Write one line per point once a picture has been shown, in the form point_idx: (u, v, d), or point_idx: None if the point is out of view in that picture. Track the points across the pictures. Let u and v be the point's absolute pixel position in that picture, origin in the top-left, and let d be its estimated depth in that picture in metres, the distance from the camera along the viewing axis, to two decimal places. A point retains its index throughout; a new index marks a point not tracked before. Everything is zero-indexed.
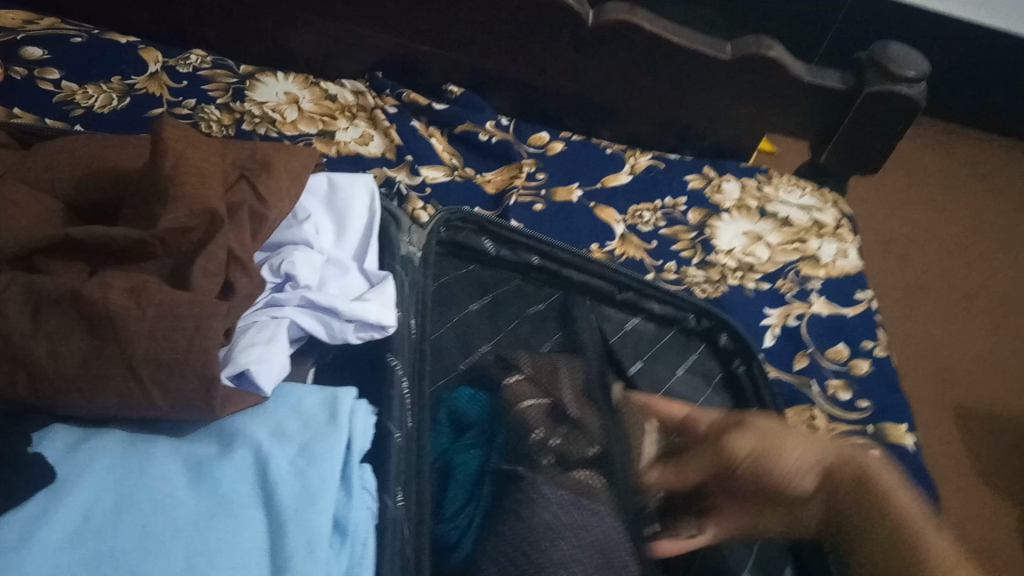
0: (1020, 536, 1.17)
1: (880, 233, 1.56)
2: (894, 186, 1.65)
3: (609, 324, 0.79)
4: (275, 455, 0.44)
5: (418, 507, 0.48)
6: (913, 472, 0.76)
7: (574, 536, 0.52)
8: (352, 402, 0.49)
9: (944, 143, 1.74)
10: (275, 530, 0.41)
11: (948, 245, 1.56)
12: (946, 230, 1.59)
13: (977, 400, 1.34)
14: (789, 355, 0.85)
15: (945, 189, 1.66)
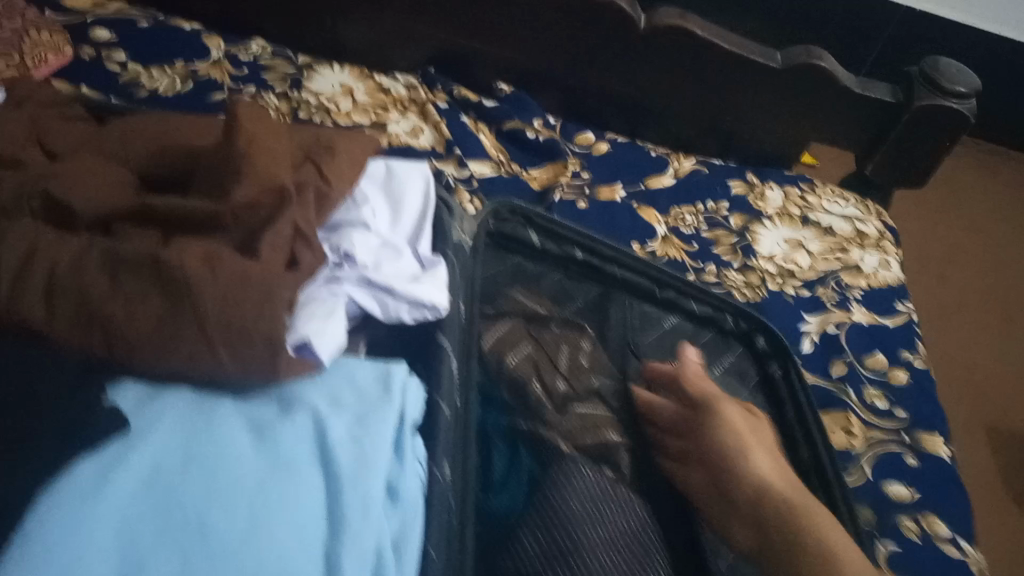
0: None
1: (922, 249, 1.55)
2: (938, 203, 1.63)
3: (648, 321, 0.81)
4: (334, 420, 0.47)
5: (463, 480, 0.51)
6: (945, 483, 0.77)
7: (609, 518, 0.55)
8: (404, 377, 0.51)
9: (992, 164, 1.72)
10: (333, 489, 0.44)
11: (992, 266, 1.55)
12: (991, 251, 1.57)
13: (1012, 423, 1.33)
14: (826, 361, 0.86)
15: (991, 209, 1.64)
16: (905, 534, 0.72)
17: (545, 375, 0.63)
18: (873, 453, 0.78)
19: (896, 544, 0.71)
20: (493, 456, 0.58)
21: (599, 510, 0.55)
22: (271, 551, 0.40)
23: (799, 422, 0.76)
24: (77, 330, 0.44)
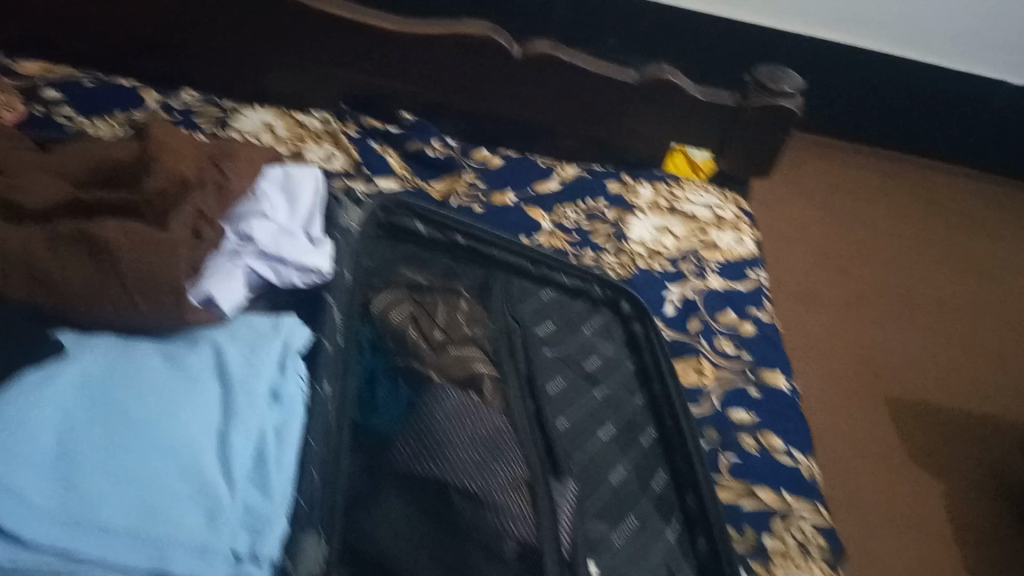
0: (946, 506, 1.37)
1: (821, 248, 1.78)
2: (839, 208, 1.88)
3: (528, 294, 0.95)
4: (230, 348, 0.59)
5: (343, 396, 0.64)
6: (783, 406, 0.94)
7: (470, 425, 0.68)
8: (291, 324, 0.64)
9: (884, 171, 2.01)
10: (228, 391, 0.56)
11: (886, 259, 1.80)
12: (886, 246, 1.84)
13: (905, 391, 1.55)
14: (684, 319, 1.02)
15: (885, 210, 1.92)
16: (744, 448, 0.87)
17: (424, 326, 0.77)
18: (719, 387, 0.94)
19: (735, 455, 0.87)
20: (376, 389, 0.71)
21: (461, 420, 0.68)
22: (177, 428, 0.51)
23: (654, 364, 0.92)
24: (26, 288, 0.57)
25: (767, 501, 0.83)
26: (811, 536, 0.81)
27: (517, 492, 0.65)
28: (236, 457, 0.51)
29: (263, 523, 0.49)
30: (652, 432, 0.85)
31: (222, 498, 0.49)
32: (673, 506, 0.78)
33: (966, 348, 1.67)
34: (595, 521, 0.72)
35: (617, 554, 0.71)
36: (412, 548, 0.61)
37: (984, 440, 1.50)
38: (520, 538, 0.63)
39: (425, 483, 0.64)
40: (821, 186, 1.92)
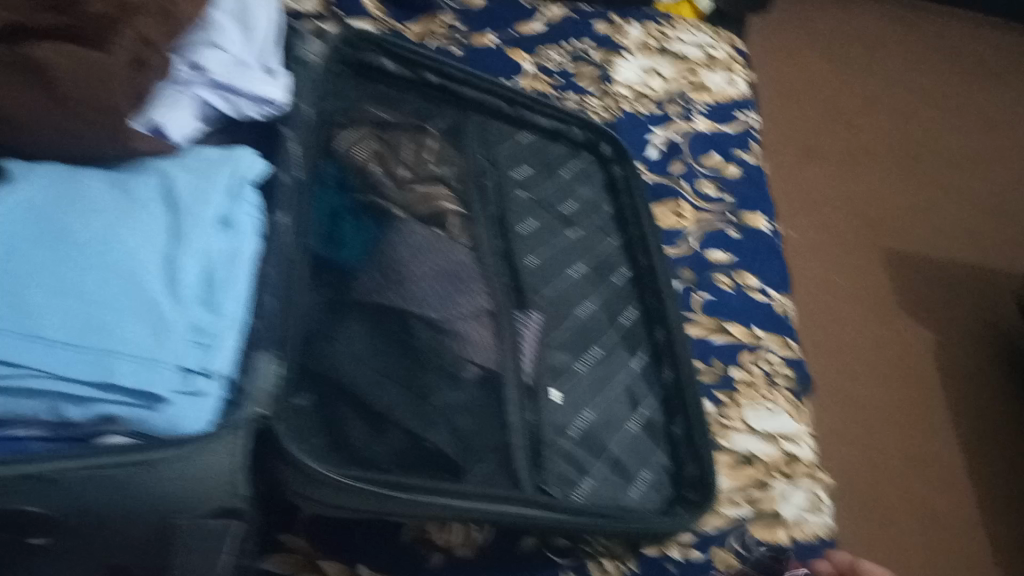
0: (935, 354, 1.38)
1: (830, 99, 1.73)
2: (850, 61, 1.83)
3: (504, 136, 0.91)
4: (178, 175, 0.58)
5: (301, 226, 0.65)
6: (763, 247, 0.93)
7: (433, 259, 0.68)
8: (246, 159, 0.62)
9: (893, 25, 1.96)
10: (174, 215, 0.55)
11: (896, 111, 1.75)
12: (897, 99, 1.78)
13: (905, 245, 1.53)
14: (666, 162, 1.00)
15: (896, 63, 1.86)
16: (718, 286, 0.88)
17: (388, 163, 0.75)
18: (699, 229, 0.93)
19: (709, 293, 0.87)
20: (342, 225, 0.69)
21: (425, 253, 0.68)
22: (123, 250, 0.51)
23: (630, 207, 0.91)
24: None
25: (737, 336, 0.84)
26: (778, 368, 0.82)
27: (477, 323, 0.67)
28: (183, 278, 0.52)
29: (212, 341, 0.51)
30: (626, 271, 0.85)
31: (167, 314, 0.50)
32: (642, 339, 0.80)
33: (971, 199, 1.63)
34: (559, 352, 0.73)
35: (580, 382, 0.72)
36: (373, 373, 0.61)
37: (980, 291, 1.49)
38: (481, 364, 0.65)
39: (387, 313, 0.64)
40: (830, 37, 1.86)
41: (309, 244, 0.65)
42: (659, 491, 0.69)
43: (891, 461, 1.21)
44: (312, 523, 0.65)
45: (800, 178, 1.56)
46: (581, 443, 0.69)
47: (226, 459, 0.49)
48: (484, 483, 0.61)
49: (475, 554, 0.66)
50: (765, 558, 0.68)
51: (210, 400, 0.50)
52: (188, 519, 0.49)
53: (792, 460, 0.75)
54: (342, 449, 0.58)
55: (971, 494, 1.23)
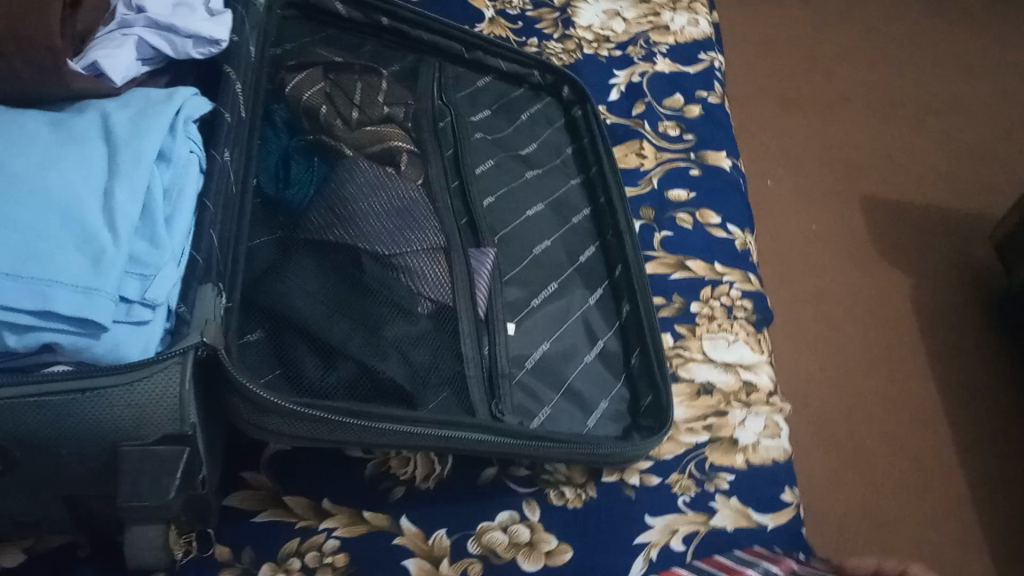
0: (910, 297, 1.38)
1: (807, 50, 1.72)
2: (828, 11, 1.83)
3: (463, 80, 0.91)
4: (116, 112, 0.56)
5: (244, 164, 0.65)
6: (725, 184, 0.93)
7: (383, 196, 0.68)
8: (187, 97, 0.61)
9: None
10: (112, 149, 0.54)
11: (873, 59, 1.75)
12: (875, 47, 1.77)
13: (881, 190, 1.53)
14: (628, 105, 0.99)
15: (874, 12, 1.85)
16: (679, 224, 0.88)
17: (340, 104, 0.75)
18: (660, 168, 0.93)
19: (670, 231, 0.87)
20: (291, 164, 0.69)
21: (376, 189, 0.68)
22: (57, 181, 0.50)
23: (591, 147, 0.90)
24: None
25: (697, 271, 0.84)
26: (738, 300, 0.82)
27: (429, 258, 0.67)
28: (121, 212, 0.51)
29: (152, 271, 0.51)
30: (586, 211, 0.85)
31: (105, 246, 0.49)
32: (601, 276, 0.80)
33: (948, 143, 1.63)
34: (513, 288, 0.74)
35: (536, 315, 0.73)
36: (324, 307, 0.61)
37: (958, 232, 1.49)
38: (434, 299, 0.66)
39: (337, 250, 0.64)
40: None
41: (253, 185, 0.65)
42: (616, 420, 0.70)
43: (862, 400, 1.22)
44: (274, 460, 0.66)
45: (774, 128, 1.56)
46: (539, 372, 0.70)
47: (171, 384, 0.49)
48: (439, 411, 0.61)
49: (435, 486, 0.67)
50: (721, 481, 0.70)
51: (154, 330, 0.51)
52: (136, 445, 0.50)
53: (750, 389, 0.76)
54: (296, 381, 0.58)
55: (948, 431, 1.23)
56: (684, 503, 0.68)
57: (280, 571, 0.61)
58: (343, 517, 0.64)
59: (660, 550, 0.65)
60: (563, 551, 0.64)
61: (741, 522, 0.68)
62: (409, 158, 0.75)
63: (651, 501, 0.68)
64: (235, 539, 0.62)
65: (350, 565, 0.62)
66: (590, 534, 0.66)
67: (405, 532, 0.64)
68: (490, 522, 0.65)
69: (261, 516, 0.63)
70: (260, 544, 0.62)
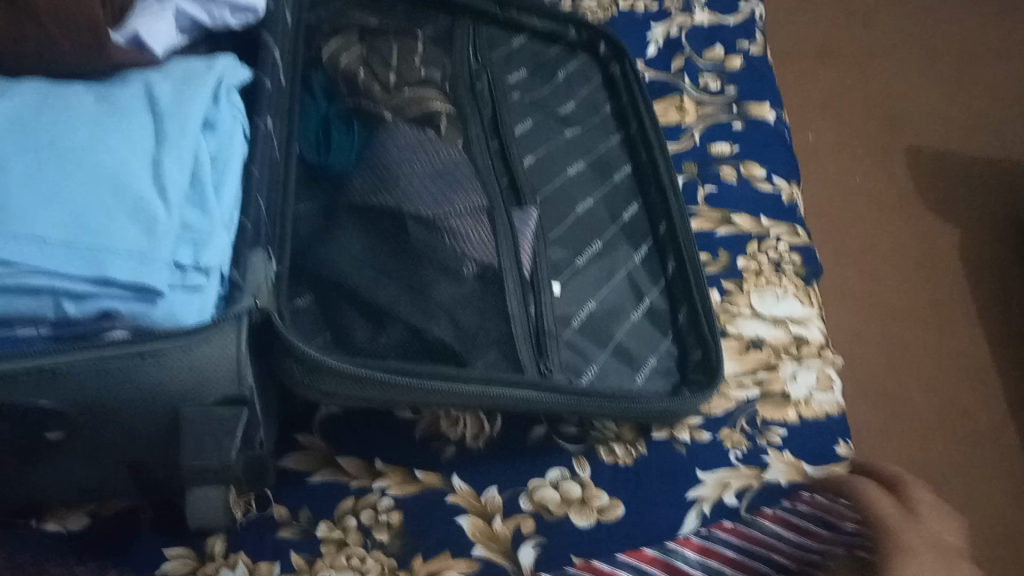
0: (959, 251, 1.34)
1: None
2: None
3: (498, 41, 0.89)
4: (159, 83, 0.57)
5: (286, 129, 0.66)
6: (770, 136, 0.91)
7: (424, 158, 0.68)
8: (228, 68, 0.61)
9: None
10: (157, 119, 0.54)
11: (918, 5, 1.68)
12: None
13: (928, 142, 1.48)
14: (666, 59, 0.97)
15: None
16: (723, 178, 0.86)
17: (378, 68, 0.74)
18: (702, 124, 0.91)
19: (713, 187, 0.85)
20: (330, 129, 0.69)
21: (416, 152, 0.68)
22: (107, 153, 0.51)
23: (630, 104, 0.88)
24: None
25: (744, 227, 0.82)
26: (787, 255, 0.80)
27: (473, 219, 0.67)
28: (170, 180, 0.52)
29: (204, 238, 0.51)
30: (627, 169, 0.84)
31: (157, 214, 0.50)
32: (645, 233, 0.79)
33: (998, 90, 1.57)
34: (556, 248, 0.73)
35: (581, 274, 0.73)
36: (370, 271, 0.62)
37: (1009, 183, 1.44)
38: (479, 260, 0.65)
39: (381, 214, 0.64)
40: None
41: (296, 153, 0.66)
42: (664, 377, 0.70)
43: (912, 357, 1.19)
44: (327, 423, 0.67)
45: (816, 81, 1.51)
46: (586, 330, 0.70)
47: (229, 347, 0.50)
48: (488, 370, 0.61)
49: (486, 446, 0.67)
50: (772, 437, 0.69)
51: (209, 296, 0.51)
52: (196, 409, 0.51)
53: (801, 343, 0.74)
54: (347, 344, 0.59)
55: (999, 387, 1.21)
56: (735, 458, 0.68)
57: (337, 530, 0.62)
58: (395, 476, 0.65)
59: (712, 505, 0.66)
60: (615, 507, 0.65)
61: (795, 476, 0.68)
62: (448, 121, 0.74)
63: (701, 456, 0.68)
64: (292, 500, 0.63)
65: (404, 523, 0.63)
66: (641, 489, 0.66)
67: (457, 491, 0.65)
68: (541, 479, 0.66)
69: (316, 477, 0.65)
70: (315, 505, 0.63)
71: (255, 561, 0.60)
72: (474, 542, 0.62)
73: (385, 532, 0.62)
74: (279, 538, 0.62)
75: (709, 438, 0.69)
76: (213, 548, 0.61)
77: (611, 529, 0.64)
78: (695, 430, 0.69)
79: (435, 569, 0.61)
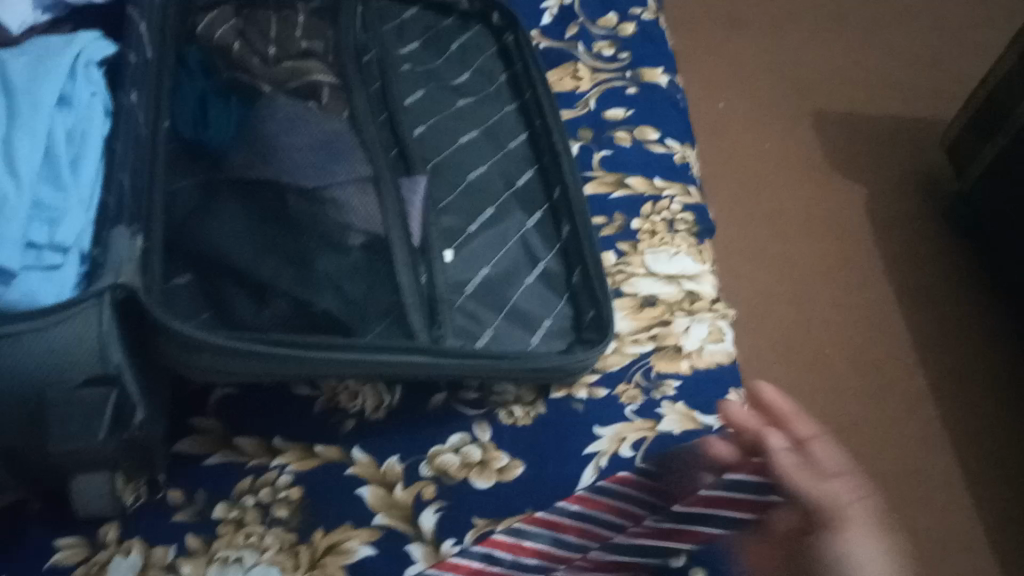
0: (863, 207, 1.39)
1: None
2: None
3: (387, 14, 0.88)
4: (13, 59, 0.54)
5: (155, 99, 0.63)
6: (663, 100, 0.93)
7: (306, 129, 0.66)
8: (89, 42, 0.60)
9: None
10: (8, 98, 0.52)
11: None
12: None
13: (830, 105, 1.53)
14: (561, 27, 0.98)
15: None
16: (617, 142, 0.88)
17: (255, 42, 0.73)
18: (597, 89, 0.92)
19: (608, 150, 0.87)
20: (208, 107, 0.68)
21: (295, 124, 0.66)
22: None
23: (524, 73, 0.88)
24: None
25: (638, 188, 0.84)
26: (679, 213, 0.83)
27: (358, 189, 0.66)
28: (20, 156, 0.50)
29: (59, 215, 0.50)
30: (524, 135, 0.84)
31: (6, 192, 0.48)
32: (539, 199, 0.79)
33: (894, 53, 1.63)
34: (448, 216, 0.74)
35: (475, 240, 0.73)
36: (250, 245, 0.61)
37: (907, 139, 1.50)
38: (366, 231, 0.64)
39: (260, 186, 0.63)
40: None
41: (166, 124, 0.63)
42: (561, 337, 0.70)
43: (817, 312, 1.24)
44: (222, 403, 0.66)
45: (721, 49, 1.54)
46: (479, 297, 0.70)
47: (91, 327, 0.48)
48: (377, 339, 0.61)
49: (386, 416, 0.67)
50: (667, 388, 0.71)
51: (68, 273, 0.50)
52: (60, 393, 0.49)
53: (693, 298, 0.76)
54: (228, 320, 0.58)
55: (905, 334, 1.25)
56: (631, 412, 0.69)
57: (235, 509, 0.61)
58: (294, 453, 0.64)
59: (609, 459, 0.67)
60: (515, 467, 0.66)
61: (689, 424, 0.70)
62: (334, 97, 0.73)
63: (598, 412, 0.69)
64: (187, 483, 0.62)
65: (305, 498, 0.62)
66: (541, 448, 0.67)
67: (357, 462, 0.64)
68: (442, 445, 0.66)
69: (212, 460, 0.63)
70: (213, 487, 0.62)
71: (151, 546, 0.59)
72: (375, 512, 0.62)
73: (285, 508, 0.62)
74: (176, 521, 0.60)
75: (605, 394, 0.70)
76: (105, 536, 0.59)
77: (512, 487, 0.65)
78: (591, 388, 0.70)
79: (336, 541, 0.61)
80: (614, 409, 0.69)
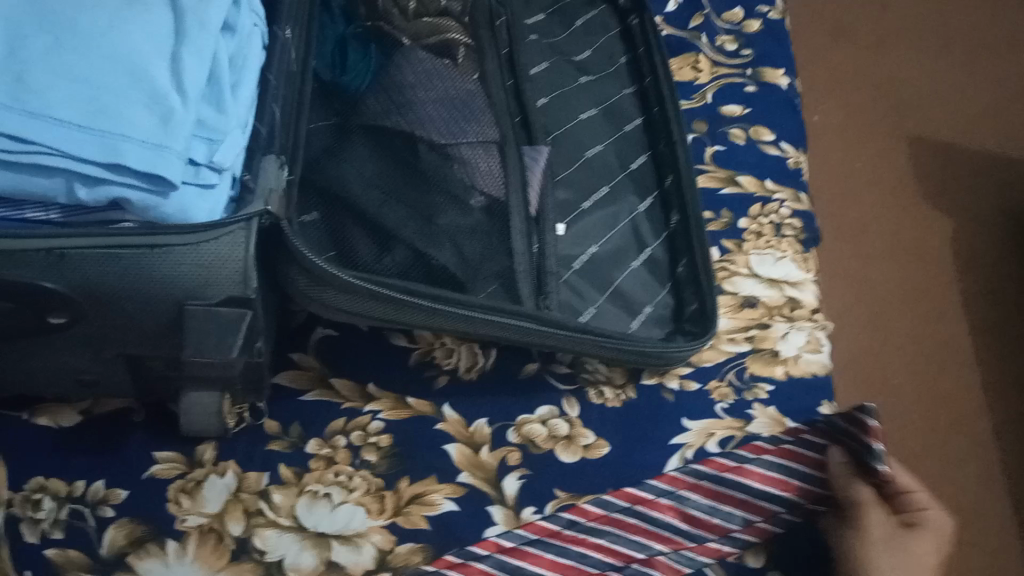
0: (951, 241, 1.35)
1: None
2: None
3: None
4: None
5: (303, 41, 0.66)
6: (781, 102, 0.91)
7: (439, 86, 0.68)
8: None
9: None
10: (178, 14, 0.52)
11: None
12: None
13: (930, 131, 1.48)
14: (686, 15, 0.96)
15: None
16: (731, 139, 0.86)
17: None
18: (716, 83, 0.91)
19: (722, 145, 0.86)
20: (347, 51, 0.69)
21: (431, 80, 0.67)
22: (125, 41, 0.49)
23: (646, 57, 0.87)
24: None
25: (748, 187, 0.83)
26: (788, 219, 0.81)
27: (483, 151, 0.67)
28: (188, 75, 0.50)
29: (218, 137, 0.51)
30: (638, 120, 0.83)
31: (173, 106, 0.49)
32: (651, 185, 0.79)
33: (1004, 87, 1.57)
34: (561, 189, 0.75)
35: (587, 218, 0.74)
36: (378, 191, 0.61)
37: (1006, 177, 1.45)
38: (486, 194, 0.65)
39: (392, 135, 0.64)
40: None
41: (309, 62, 0.65)
42: (659, 325, 0.71)
43: (893, 339, 1.21)
44: (322, 343, 0.68)
45: (827, 60, 1.51)
46: (584, 273, 0.71)
47: (235, 248, 0.51)
48: (489, 300, 0.61)
49: (479, 377, 0.68)
50: (759, 391, 0.71)
51: (220, 195, 0.51)
52: (201, 305, 0.52)
53: (794, 305, 0.76)
54: (350, 261, 0.59)
55: (980, 376, 1.22)
56: (721, 409, 0.69)
57: (326, 447, 0.63)
58: (387, 401, 0.66)
59: (695, 451, 0.67)
60: (600, 446, 0.66)
61: (777, 430, 0.69)
62: (466, 57, 0.73)
63: (688, 404, 0.69)
64: (283, 415, 0.64)
65: (393, 447, 0.64)
66: (628, 430, 0.67)
67: (447, 419, 0.66)
68: (531, 415, 0.67)
69: (309, 396, 0.65)
70: (307, 422, 0.64)
71: (244, 470, 0.61)
72: (461, 470, 0.63)
73: (374, 453, 0.63)
74: (269, 450, 0.62)
75: (696, 389, 0.70)
76: (202, 455, 0.61)
77: (596, 465, 0.65)
78: (684, 380, 0.70)
79: (420, 492, 0.62)
80: (705, 404, 0.69)
